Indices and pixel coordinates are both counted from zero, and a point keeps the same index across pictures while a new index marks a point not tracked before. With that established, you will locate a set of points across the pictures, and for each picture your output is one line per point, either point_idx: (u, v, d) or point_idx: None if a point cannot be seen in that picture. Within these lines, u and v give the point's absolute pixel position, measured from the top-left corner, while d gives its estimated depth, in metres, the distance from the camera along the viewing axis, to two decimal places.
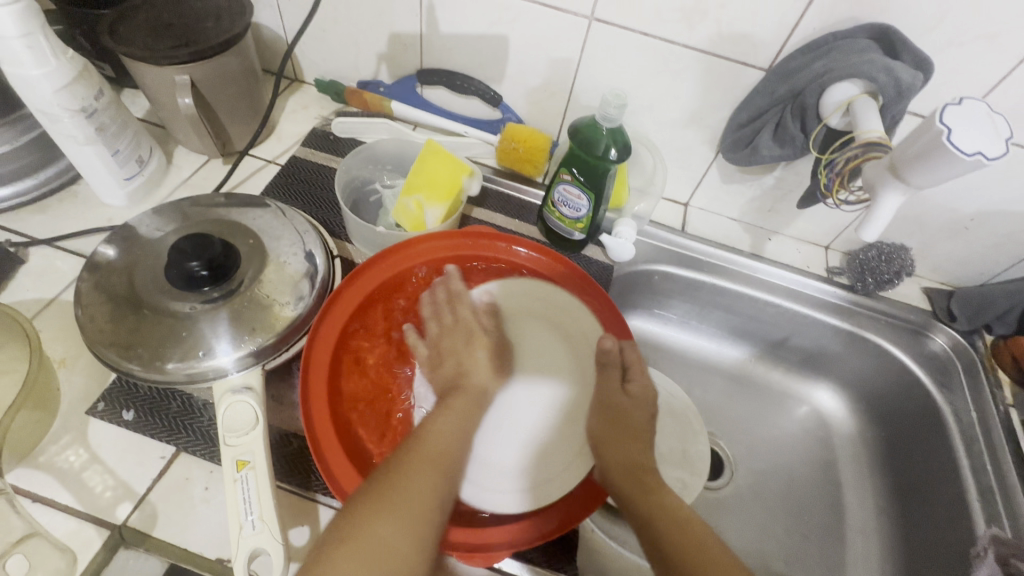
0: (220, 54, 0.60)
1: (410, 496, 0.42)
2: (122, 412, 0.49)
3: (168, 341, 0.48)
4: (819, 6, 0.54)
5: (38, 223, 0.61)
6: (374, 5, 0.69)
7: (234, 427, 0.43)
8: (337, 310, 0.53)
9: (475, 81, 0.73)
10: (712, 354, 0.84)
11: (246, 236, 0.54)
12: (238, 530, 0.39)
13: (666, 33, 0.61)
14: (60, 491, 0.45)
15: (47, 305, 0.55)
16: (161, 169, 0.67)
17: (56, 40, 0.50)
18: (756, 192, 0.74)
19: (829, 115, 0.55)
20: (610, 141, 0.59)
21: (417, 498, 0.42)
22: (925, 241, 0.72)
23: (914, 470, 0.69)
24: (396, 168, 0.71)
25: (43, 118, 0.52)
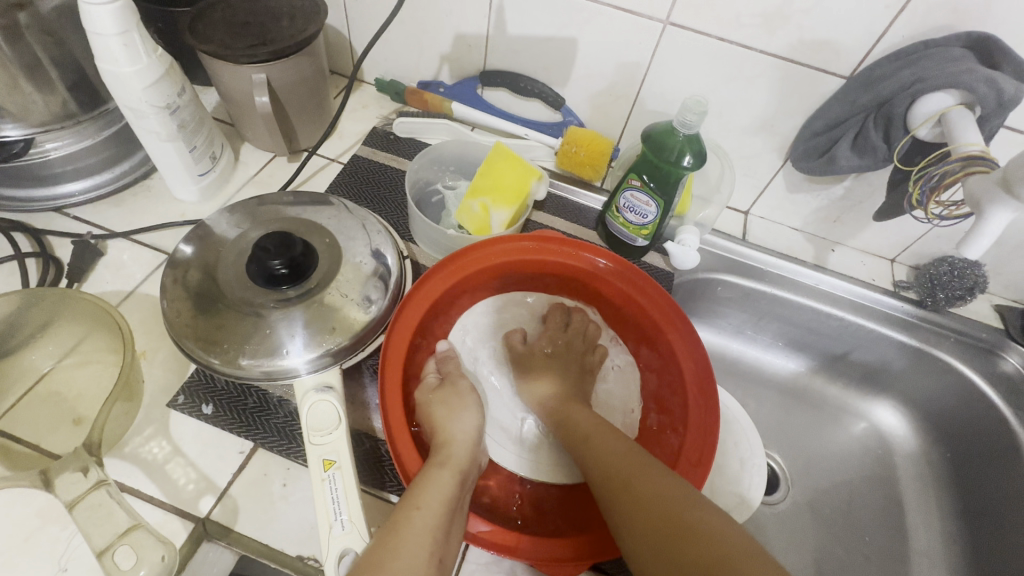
0: (296, 54, 0.61)
1: (438, 504, 0.42)
2: (202, 406, 0.49)
3: (249, 338, 0.49)
4: (912, 14, 0.52)
5: (114, 216, 0.63)
6: (442, 6, 0.69)
7: (319, 426, 0.43)
8: (412, 309, 0.53)
9: (538, 83, 0.72)
10: (767, 365, 0.82)
11: (322, 235, 0.55)
12: (328, 529, 0.39)
13: (745, 38, 0.59)
14: (145, 482, 0.45)
15: (127, 297, 0.56)
16: (230, 166, 0.68)
17: (148, 38, 0.50)
18: (823, 202, 0.72)
19: (918, 126, 0.54)
20: (684, 147, 0.58)
21: (432, 519, 0.40)
22: (1000, 257, 0.70)
23: (985, 494, 0.66)
24: (458, 170, 0.71)
25: (130, 114, 0.53)
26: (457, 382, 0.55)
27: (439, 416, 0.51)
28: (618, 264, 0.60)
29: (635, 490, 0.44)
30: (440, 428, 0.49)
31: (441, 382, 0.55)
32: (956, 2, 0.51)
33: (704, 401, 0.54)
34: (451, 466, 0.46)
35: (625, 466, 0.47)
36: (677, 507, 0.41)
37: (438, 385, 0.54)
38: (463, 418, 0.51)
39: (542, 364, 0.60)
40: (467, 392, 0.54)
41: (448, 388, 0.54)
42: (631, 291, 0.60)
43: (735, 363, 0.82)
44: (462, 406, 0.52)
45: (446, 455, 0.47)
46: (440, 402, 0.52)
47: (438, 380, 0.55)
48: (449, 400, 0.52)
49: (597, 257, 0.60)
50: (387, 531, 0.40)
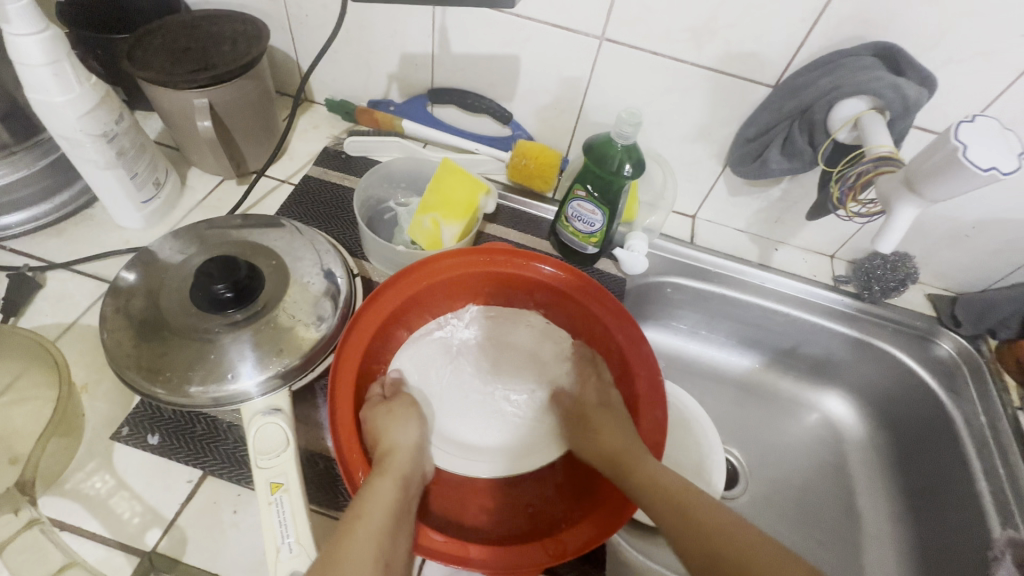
0: (239, 77, 0.61)
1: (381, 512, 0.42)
2: (148, 436, 0.48)
3: (194, 364, 0.48)
4: (825, 26, 0.56)
5: (53, 247, 0.61)
6: (387, 26, 0.70)
7: (266, 450, 0.43)
8: (362, 326, 0.54)
9: (486, 99, 0.74)
10: (722, 363, 0.85)
11: (268, 257, 0.55)
12: (275, 554, 0.39)
13: (676, 52, 0.62)
14: (87, 519, 0.44)
15: (66, 329, 0.55)
16: (177, 191, 0.67)
17: (80, 67, 0.50)
18: (763, 204, 0.75)
19: (837, 130, 0.57)
20: (624, 158, 0.60)
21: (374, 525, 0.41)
22: (928, 249, 0.74)
23: (926, 473, 0.70)
24: (410, 186, 0.72)
25: (65, 143, 0.53)
26: (397, 401, 0.54)
27: (384, 426, 0.50)
28: (563, 269, 0.61)
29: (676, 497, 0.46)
30: (384, 437, 0.50)
31: (380, 401, 0.54)
32: (863, 15, 0.54)
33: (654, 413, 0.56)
34: (392, 476, 0.46)
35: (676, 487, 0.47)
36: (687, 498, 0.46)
37: (378, 403, 0.53)
38: (404, 430, 0.51)
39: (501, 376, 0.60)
40: (410, 408, 0.54)
41: (388, 405, 0.53)
42: (580, 298, 0.61)
43: (692, 362, 0.85)
44: (407, 418, 0.52)
45: (385, 462, 0.47)
46: (377, 420, 0.51)
47: (377, 400, 0.54)
48: (396, 412, 0.52)
49: (541, 263, 0.62)
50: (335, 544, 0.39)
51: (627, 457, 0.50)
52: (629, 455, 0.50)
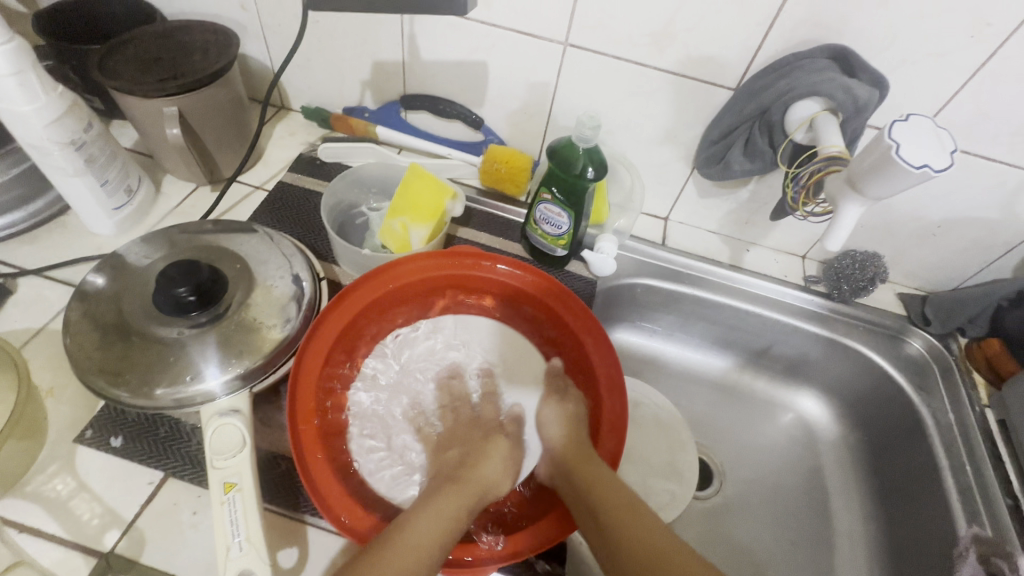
0: (209, 86, 0.62)
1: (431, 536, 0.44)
2: (110, 439, 0.49)
3: (155, 367, 0.49)
4: (781, 29, 0.57)
5: (27, 254, 0.62)
6: (358, 35, 0.71)
7: (222, 449, 0.44)
8: (326, 329, 0.54)
9: (457, 105, 0.75)
10: (698, 364, 0.85)
11: (234, 261, 0.56)
12: (225, 551, 0.39)
13: (638, 56, 0.63)
14: (46, 521, 0.45)
15: (35, 334, 0.56)
16: (150, 198, 0.68)
17: (47, 77, 0.51)
18: (732, 205, 0.76)
19: (794, 131, 0.58)
20: (587, 160, 0.61)
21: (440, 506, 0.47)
22: (897, 248, 0.75)
23: (896, 472, 0.70)
24: (381, 191, 0.73)
25: (33, 152, 0.54)
26: (500, 438, 0.58)
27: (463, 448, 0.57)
28: (518, 268, 0.62)
29: (629, 512, 0.48)
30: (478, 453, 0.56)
31: (482, 436, 0.58)
32: (817, 18, 0.55)
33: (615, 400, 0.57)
34: (459, 502, 0.49)
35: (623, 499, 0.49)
36: (633, 513, 0.48)
37: (475, 436, 0.58)
38: (492, 464, 0.55)
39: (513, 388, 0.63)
40: (513, 450, 0.57)
41: (490, 441, 0.57)
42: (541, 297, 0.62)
43: (667, 364, 0.85)
44: (502, 456, 0.56)
45: (464, 490, 0.50)
46: (471, 449, 0.56)
47: (483, 434, 0.58)
48: (471, 433, 0.59)
49: (496, 262, 0.62)
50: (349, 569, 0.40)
51: (580, 462, 0.51)
52: (586, 464, 0.51)
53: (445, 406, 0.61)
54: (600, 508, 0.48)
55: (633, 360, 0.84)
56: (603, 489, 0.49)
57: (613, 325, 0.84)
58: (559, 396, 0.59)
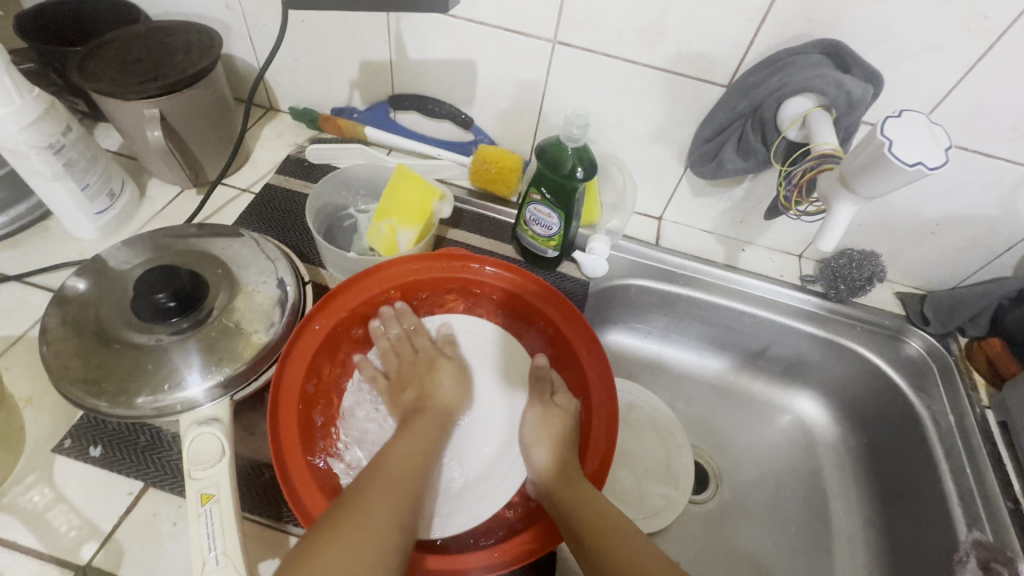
0: (191, 87, 0.61)
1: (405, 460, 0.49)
2: (89, 449, 0.48)
3: (134, 375, 0.48)
4: (772, 24, 0.56)
5: (9, 260, 0.61)
6: (344, 34, 0.70)
7: (200, 460, 0.43)
8: (308, 336, 0.53)
9: (446, 105, 0.74)
10: (694, 366, 0.84)
11: (215, 266, 0.55)
12: (201, 565, 0.38)
13: (628, 53, 0.62)
14: (23, 533, 0.44)
15: (15, 342, 0.55)
16: (135, 201, 0.67)
17: (22, 79, 0.50)
18: (727, 204, 0.75)
19: (786, 128, 0.56)
20: (576, 160, 0.60)
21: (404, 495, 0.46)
22: (895, 247, 0.73)
23: (895, 475, 0.69)
24: (369, 193, 0.72)
25: (10, 156, 0.53)
26: (445, 362, 0.60)
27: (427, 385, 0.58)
28: (506, 269, 0.61)
29: (614, 531, 0.46)
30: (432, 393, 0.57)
31: (426, 365, 0.59)
32: (809, 12, 0.54)
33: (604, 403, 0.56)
34: (426, 435, 0.53)
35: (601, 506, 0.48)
36: (618, 529, 0.46)
37: (420, 368, 0.59)
38: (447, 387, 0.58)
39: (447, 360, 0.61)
40: (461, 373, 0.60)
41: (434, 367, 0.59)
42: (530, 297, 0.61)
43: (662, 365, 0.84)
44: (453, 378, 0.59)
45: (429, 423, 0.54)
46: (421, 381, 0.58)
47: (429, 362, 0.60)
48: (421, 366, 0.59)
49: (484, 264, 0.61)
50: (337, 516, 0.42)
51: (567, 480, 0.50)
52: (573, 481, 0.50)
53: (387, 349, 0.61)
54: (582, 526, 0.46)
55: (628, 362, 0.83)
56: (584, 504, 0.48)
57: (607, 326, 0.82)
58: (543, 401, 0.56)
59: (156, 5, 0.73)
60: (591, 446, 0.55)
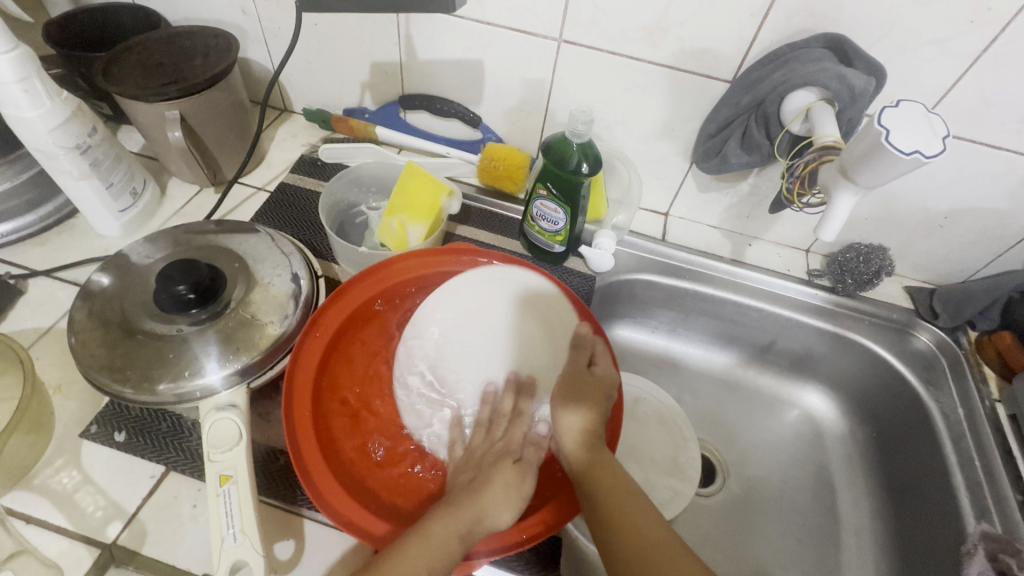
0: (209, 89, 0.63)
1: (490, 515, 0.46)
2: (114, 434, 0.50)
3: (156, 363, 0.50)
4: (775, 19, 0.57)
5: (37, 256, 0.64)
6: (356, 36, 0.72)
7: (218, 443, 0.45)
8: (320, 329, 0.55)
9: (455, 104, 0.76)
10: (701, 360, 0.84)
11: (233, 260, 0.57)
12: (220, 543, 0.40)
13: (633, 51, 0.63)
14: (53, 512, 0.46)
15: (44, 333, 0.57)
16: (155, 200, 0.70)
17: (52, 83, 0.53)
18: (733, 199, 0.75)
19: (790, 122, 0.57)
20: (581, 156, 0.61)
21: (442, 531, 0.43)
22: (903, 241, 0.73)
23: (904, 469, 0.68)
24: (380, 190, 0.74)
25: (40, 156, 0.55)
26: (506, 467, 0.50)
27: (482, 503, 0.46)
28: (511, 261, 0.63)
29: (636, 499, 0.47)
30: (483, 515, 0.46)
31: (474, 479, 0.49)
32: (812, 7, 0.55)
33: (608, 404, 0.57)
34: (455, 524, 0.44)
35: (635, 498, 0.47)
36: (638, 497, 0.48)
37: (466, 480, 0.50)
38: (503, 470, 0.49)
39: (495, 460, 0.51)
40: (521, 482, 0.49)
41: (497, 468, 0.50)
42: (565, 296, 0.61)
43: (669, 360, 0.84)
44: (506, 489, 0.48)
45: (466, 514, 0.45)
46: (475, 479, 0.49)
47: (493, 459, 0.51)
48: (478, 483, 0.48)
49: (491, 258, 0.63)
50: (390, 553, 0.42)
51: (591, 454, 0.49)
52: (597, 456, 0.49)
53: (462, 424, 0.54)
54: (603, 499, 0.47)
55: (635, 356, 0.84)
56: (612, 480, 0.48)
57: (614, 321, 0.83)
58: (580, 376, 0.54)
59: (176, 12, 0.75)
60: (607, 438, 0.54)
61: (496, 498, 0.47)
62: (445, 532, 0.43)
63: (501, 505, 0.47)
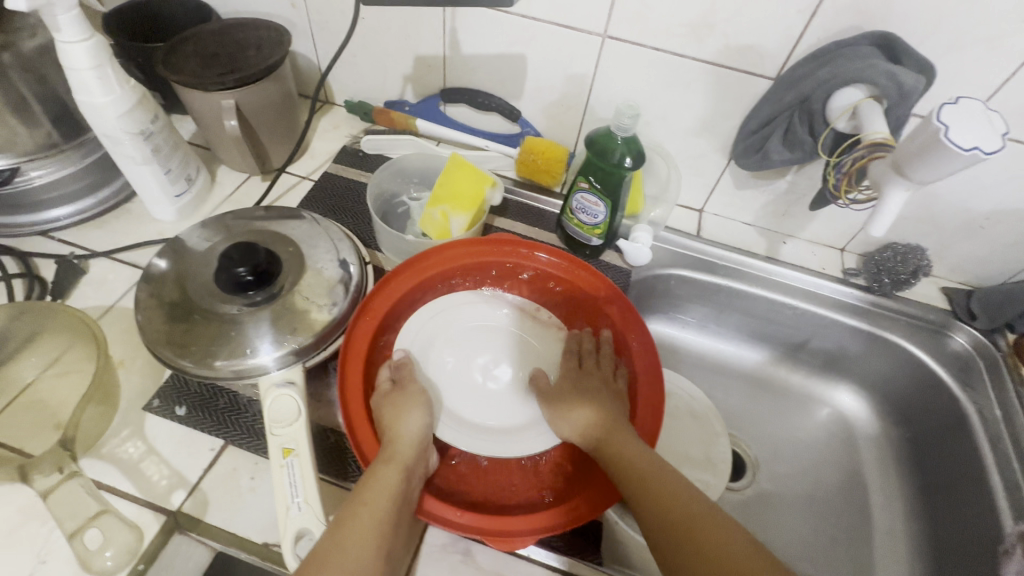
0: (262, 80, 0.65)
1: (415, 437, 0.49)
2: (175, 408, 0.52)
3: (217, 341, 0.52)
4: (823, 17, 0.57)
5: (97, 238, 0.67)
6: (401, 30, 0.74)
7: (279, 418, 0.47)
8: (371, 314, 0.57)
9: (495, 97, 0.77)
10: (731, 357, 0.85)
11: (286, 245, 0.59)
12: (286, 511, 0.42)
13: (677, 47, 0.64)
14: (120, 480, 0.48)
15: (107, 311, 0.60)
16: (206, 187, 0.72)
17: (121, 71, 0.55)
18: (770, 197, 0.76)
19: (836, 119, 0.57)
20: (624, 150, 0.62)
21: (371, 516, 0.43)
22: (941, 242, 0.73)
23: (940, 469, 0.68)
24: (422, 181, 0.75)
25: (107, 141, 0.58)
26: (413, 394, 0.53)
27: (388, 417, 0.50)
28: (558, 257, 0.64)
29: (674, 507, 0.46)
30: (392, 426, 0.50)
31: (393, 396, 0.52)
32: (861, 5, 0.55)
33: (649, 421, 0.56)
34: (392, 488, 0.45)
35: (657, 473, 0.48)
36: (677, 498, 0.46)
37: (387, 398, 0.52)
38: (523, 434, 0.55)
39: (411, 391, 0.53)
40: (407, 395, 0.53)
41: (404, 397, 0.53)
42: (598, 299, 0.63)
43: (700, 356, 0.85)
44: (417, 411, 0.52)
45: (392, 475, 0.46)
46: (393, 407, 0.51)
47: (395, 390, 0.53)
48: (399, 401, 0.52)
49: (538, 250, 0.64)
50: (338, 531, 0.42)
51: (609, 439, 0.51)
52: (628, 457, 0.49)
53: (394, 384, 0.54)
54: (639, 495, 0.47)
55: (666, 350, 0.85)
56: (639, 468, 0.48)
57: (647, 316, 0.84)
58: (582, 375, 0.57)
59: (226, 4, 0.78)
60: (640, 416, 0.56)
61: (406, 416, 0.51)
62: (371, 523, 0.43)
63: (412, 424, 0.50)
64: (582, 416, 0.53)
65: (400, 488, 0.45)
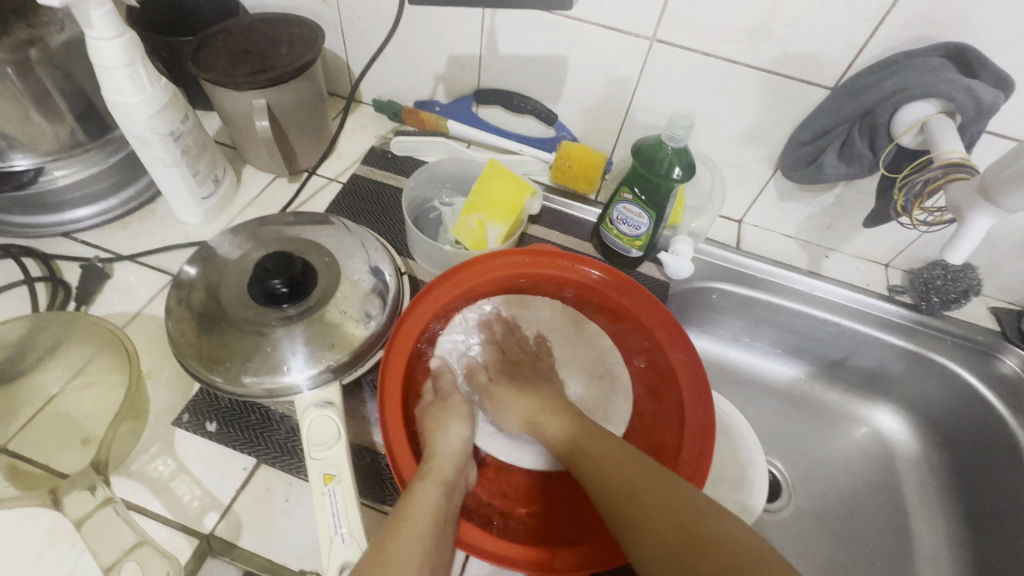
0: (295, 79, 0.63)
1: (453, 451, 0.49)
2: (206, 424, 0.50)
3: (252, 356, 0.50)
4: (891, 26, 0.54)
5: (120, 239, 0.64)
6: (437, 28, 0.71)
7: (319, 441, 0.45)
8: (412, 321, 0.55)
9: (531, 100, 0.74)
10: (767, 372, 0.82)
11: (321, 254, 0.56)
12: (329, 543, 0.40)
13: (730, 52, 0.61)
14: (151, 500, 0.47)
15: (132, 318, 0.58)
16: (233, 188, 0.70)
17: (152, 69, 0.53)
18: (815, 209, 0.73)
19: (902, 134, 0.55)
20: (674, 160, 0.59)
21: (413, 531, 0.41)
22: (994, 260, 0.70)
23: (988, 497, 0.66)
24: (455, 186, 0.73)
25: (135, 142, 0.55)
26: (455, 402, 0.55)
27: (430, 428, 0.52)
28: (611, 274, 0.62)
29: (643, 497, 0.43)
30: (431, 440, 0.50)
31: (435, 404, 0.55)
32: (934, 14, 0.52)
33: (696, 444, 0.53)
34: (431, 503, 0.43)
35: (639, 478, 0.45)
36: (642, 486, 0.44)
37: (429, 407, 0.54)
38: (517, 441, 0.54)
39: (452, 402, 0.55)
40: (446, 407, 0.54)
41: (445, 408, 0.54)
42: (639, 314, 0.60)
43: (734, 369, 0.83)
44: (456, 421, 0.53)
45: (431, 490, 0.44)
46: (433, 420, 0.53)
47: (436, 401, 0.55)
48: (440, 413, 0.53)
49: (589, 268, 0.62)
50: (378, 547, 0.40)
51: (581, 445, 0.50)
52: (597, 449, 0.49)
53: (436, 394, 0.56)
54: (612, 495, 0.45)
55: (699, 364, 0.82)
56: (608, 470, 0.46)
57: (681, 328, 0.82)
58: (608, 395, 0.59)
59: None
60: (685, 448, 0.53)
61: (446, 428, 0.52)
62: (413, 538, 0.40)
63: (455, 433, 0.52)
64: (552, 427, 0.54)
65: (440, 501, 0.44)
